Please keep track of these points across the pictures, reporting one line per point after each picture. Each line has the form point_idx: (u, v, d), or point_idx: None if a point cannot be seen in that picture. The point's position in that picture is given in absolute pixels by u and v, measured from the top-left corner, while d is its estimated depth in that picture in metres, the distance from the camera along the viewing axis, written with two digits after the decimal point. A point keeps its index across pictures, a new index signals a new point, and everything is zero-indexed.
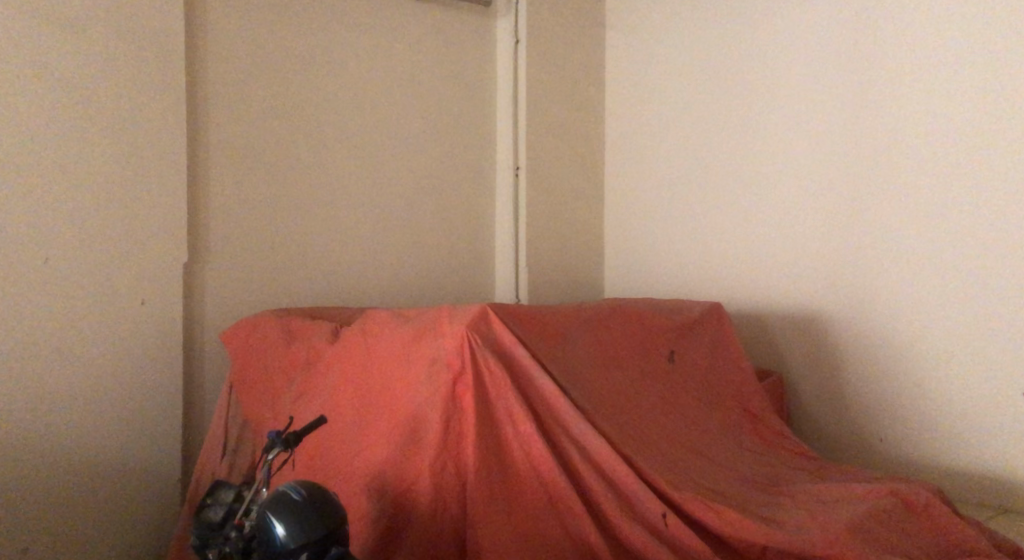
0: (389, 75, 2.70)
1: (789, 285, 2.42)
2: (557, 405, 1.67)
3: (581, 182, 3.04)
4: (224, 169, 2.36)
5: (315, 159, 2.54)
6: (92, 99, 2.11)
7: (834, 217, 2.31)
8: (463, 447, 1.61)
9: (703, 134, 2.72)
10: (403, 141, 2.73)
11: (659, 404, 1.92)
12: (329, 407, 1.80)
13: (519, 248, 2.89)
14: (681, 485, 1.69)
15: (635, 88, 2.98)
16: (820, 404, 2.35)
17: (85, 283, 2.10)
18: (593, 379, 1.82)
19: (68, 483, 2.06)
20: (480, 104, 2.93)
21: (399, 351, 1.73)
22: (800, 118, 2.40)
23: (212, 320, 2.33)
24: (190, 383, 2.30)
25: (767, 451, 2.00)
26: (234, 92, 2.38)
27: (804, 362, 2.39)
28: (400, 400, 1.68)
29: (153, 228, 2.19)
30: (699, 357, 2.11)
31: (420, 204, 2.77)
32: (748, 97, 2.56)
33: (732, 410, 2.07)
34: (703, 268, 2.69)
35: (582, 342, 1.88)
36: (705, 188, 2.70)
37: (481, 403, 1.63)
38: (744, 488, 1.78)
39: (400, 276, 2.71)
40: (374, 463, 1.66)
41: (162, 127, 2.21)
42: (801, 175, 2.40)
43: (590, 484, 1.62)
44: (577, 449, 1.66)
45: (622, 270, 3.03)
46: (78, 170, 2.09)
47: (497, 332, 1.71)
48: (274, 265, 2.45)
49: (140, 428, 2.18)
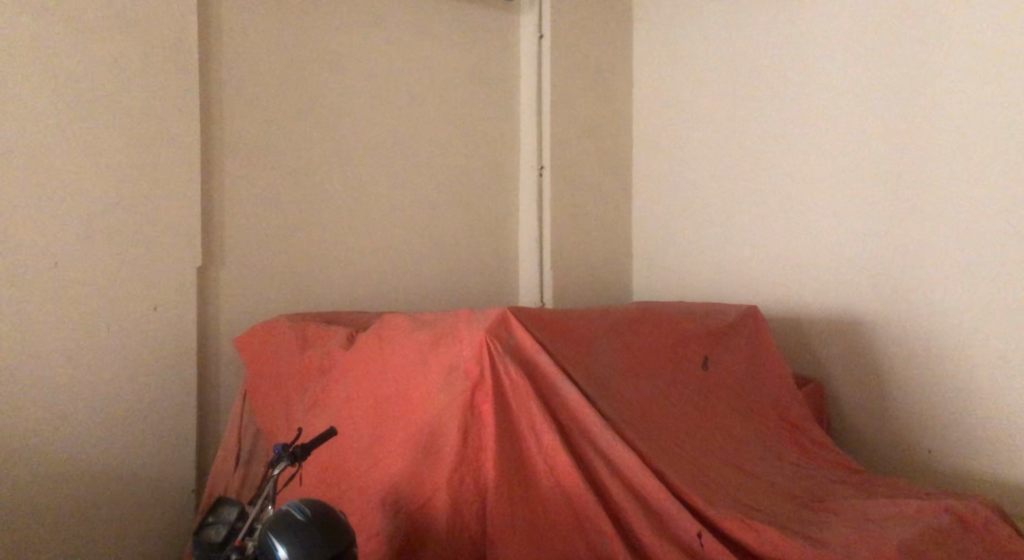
0: (409, 72, 2.62)
1: (829, 285, 2.29)
2: (583, 415, 1.57)
3: (607, 182, 2.94)
4: (240, 171, 2.30)
5: (333, 159, 2.47)
6: (103, 100, 2.05)
7: (874, 214, 2.18)
8: (482, 461, 1.52)
9: (734, 129, 2.60)
10: (424, 139, 2.65)
11: (692, 414, 1.80)
12: (341, 418, 1.71)
13: (543, 249, 2.80)
14: (718, 502, 1.57)
15: (664, 83, 2.88)
16: (862, 412, 2.21)
17: (97, 288, 2.04)
18: (621, 388, 1.71)
19: (81, 494, 2.00)
20: (504, 102, 2.84)
21: (415, 358, 1.64)
22: (836, 111, 2.28)
23: (228, 325, 2.26)
24: (205, 390, 2.23)
25: (808, 464, 1.87)
26: (249, 91, 2.32)
27: (845, 367, 2.25)
28: (416, 410, 1.59)
29: (165, 231, 2.13)
30: (735, 363, 1.98)
31: (442, 204, 2.68)
32: (783, 90, 2.44)
33: (770, 420, 1.95)
34: (736, 269, 2.57)
35: (609, 348, 1.77)
36: (737, 186, 2.58)
37: (502, 414, 1.53)
38: (784, 504, 1.66)
39: (421, 279, 2.62)
40: (389, 477, 1.57)
41: (174, 128, 2.15)
42: (838, 170, 2.27)
43: (619, 500, 1.51)
44: (604, 463, 1.55)
45: (650, 272, 2.93)
46: (89, 172, 2.03)
47: (518, 337, 1.61)
48: (291, 269, 2.38)
49: (154, 438, 2.11)
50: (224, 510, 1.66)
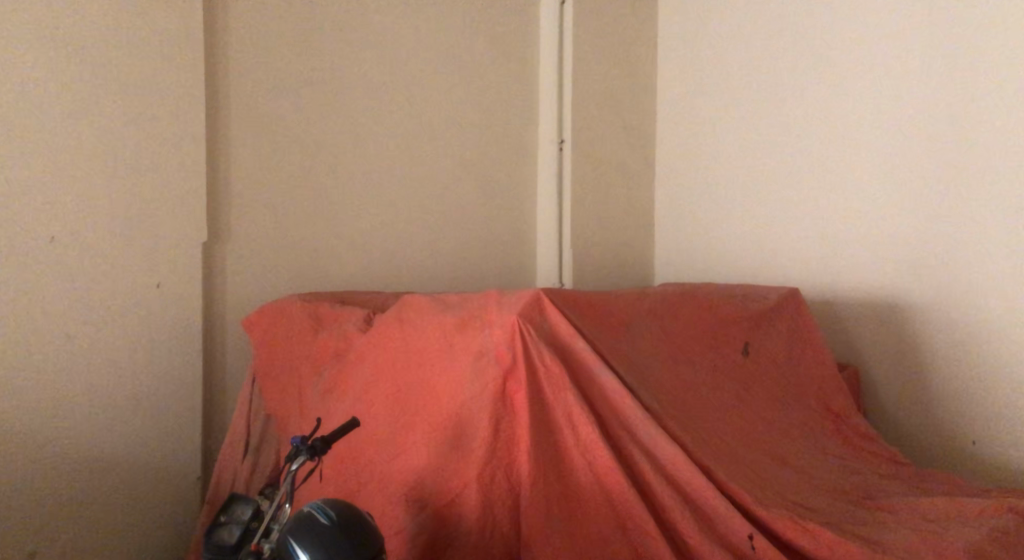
0: (423, 38, 2.47)
1: (867, 268, 2.16)
2: (623, 405, 1.45)
3: (628, 158, 2.81)
4: (246, 141, 2.16)
5: (345, 130, 2.33)
6: (103, 61, 1.91)
7: (916, 192, 2.05)
8: (515, 455, 1.41)
9: (763, 101, 2.46)
10: (439, 110, 2.51)
11: (735, 404, 1.69)
12: (360, 406, 1.59)
13: (563, 227, 2.67)
14: (767, 501, 1.47)
15: (691, 54, 2.74)
16: (902, 401, 2.09)
17: (95, 264, 1.91)
18: (661, 376, 1.59)
19: (82, 483, 1.89)
20: (522, 72, 2.70)
21: (439, 342, 1.51)
22: (874, 84, 2.14)
23: (235, 304, 2.13)
24: (211, 372, 2.11)
25: (855, 458, 1.76)
26: (258, 55, 2.17)
27: (883, 354, 2.13)
28: (442, 399, 1.47)
29: (169, 205, 2.00)
30: (777, 350, 1.86)
31: (458, 179, 2.55)
32: (817, 62, 2.29)
33: (813, 409, 1.83)
34: (763, 251, 2.44)
35: (648, 332, 1.64)
36: (765, 162, 2.45)
37: (536, 405, 1.42)
38: (834, 502, 1.56)
39: (436, 257, 2.50)
40: (413, 470, 1.46)
41: (179, 93, 2.01)
42: (874, 145, 2.14)
43: (663, 498, 1.40)
44: (647, 458, 1.44)
45: (672, 252, 2.81)
46: (85, 141, 1.89)
47: (552, 321, 1.49)
48: (300, 244, 2.25)
49: (158, 425, 2.00)
50: (237, 510, 1.58)
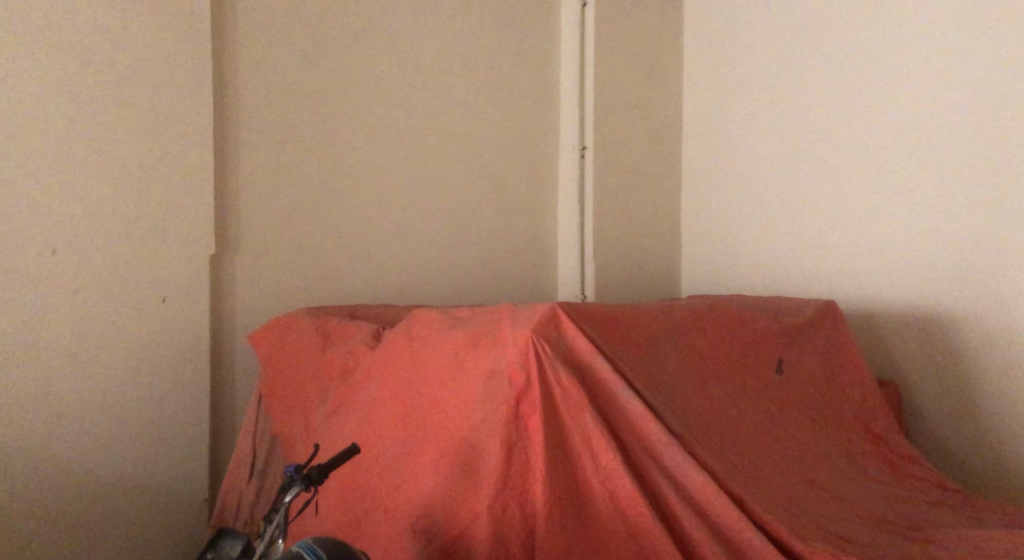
0: (440, 43, 2.39)
1: (908, 278, 2.03)
2: (647, 429, 1.35)
3: (653, 165, 2.70)
4: (257, 149, 2.09)
5: (359, 137, 2.25)
6: (107, 68, 1.85)
7: (962, 198, 1.92)
8: (529, 482, 1.31)
9: (796, 103, 2.34)
10: (457, 116, 2.43)
11: (768, 426, 1.57)
12: (366, 427, 1.49)
13: (585, 236, 2.57)
14: (804, 533, 1.36)
15: (718, 57, 2.64)
16: (948, 421, 1.96)
17: (99, 277, 1.84)
18: (687, 396, 1.48)
19: (83, 503, 1.81)
20: (543, 77, 2.61)
21: (449, 360, 1.42)
22: (915, 85, 2.02)
23: (244, 318, 2.06)
24: (219, 388, 2.03)
25: (900, 483, 1.63)
26: (270, 61, 2.11)
27: (927, 370, 2.00)
28: (451, 421, 1.38)
29: (176, 215, 1.93)
30: (813, 366, 1.73)
31: (476, 187, 2.46)
32: (851, 62, 2.18)
33: (852, 431, 1.70)
34: (795, 261, 2.32)
35: (673, 349, 1.53)
36: (798, 167, 2.33)
37: (552, 430, 1.32)
38: (878, 533, 1.43)
39: (452, 268, 2.41)
40: (421, 498, 1.36)
41: (188, 100, 1.95)
42: (917, 147, 2.01)
43: (691, 530, 1.29)
44: (672, 486, 1.33)
45: (699, 263, 2.69)
46: (90, 150, 1.83)
47: (570, 337, 1.38)
48: (311, 256, 2.17)
49: (163, 446, 1.92)
50: (225, 545, 1.60)
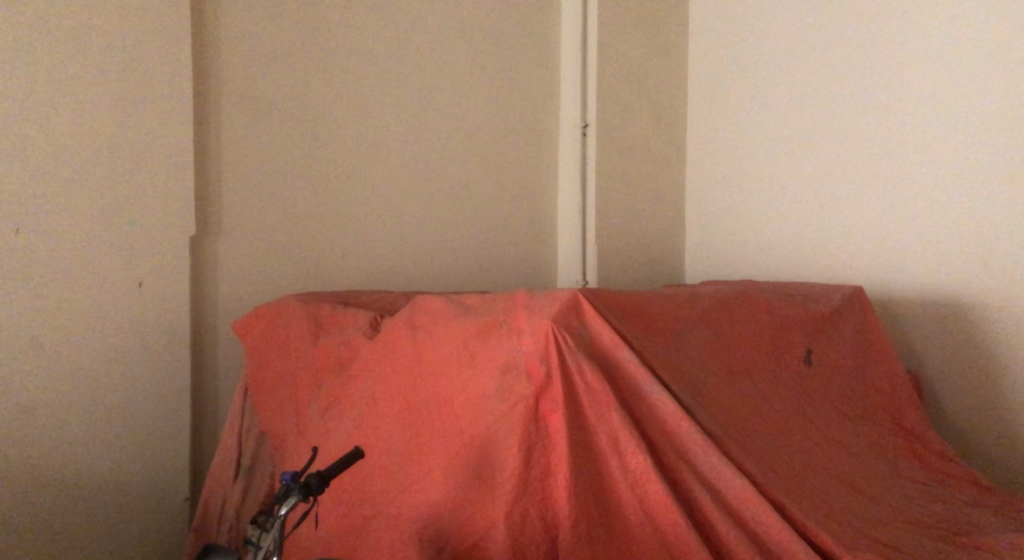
0: (433, 12, 2.24)
1: (928, 263, 1.92)
2: (677, 428, 1.23)
3: (656, 144, 2.57)
4: (238, 121, 1.94)
5: (347, 110, 2.10)
6: (73, 29, 1.67)
7: (989, 177, 1.81)
8: (551, 487, 1.19)
9: (807, 78, 2.22)
10: (451, 90, 2.28)
11: (799, 422, 1.46)
12: (366, 424, 1.37)
13: (586, 217, 2.44)
14: (846, 539, 1.26)
15: (723, 31, 2.51)
16: (970, 415, 1.86)
17: (68, 260, 1.68)
18: (715, 391, 1.37)
19: (54, 505, 1.66)
20: (541, 50, 2.47)
21: (458, 352, 1.28)
22: (938, 57, 1.90)
23: (225, 303, 1.91)
24: (199, 381, 1.88)
25: (936, 480, 1.53)
26: (251, 27, 1.95)
27: (947, 360, 1.90)
28: (463, 419, 1.25)
29: (151, 191, 1.77)
30: (841, 357, 1.62)
31: (472, 165, 2.32)
32: (868, 35, 2.05)
33: (884, 426, 1.60)
34: (805, 246, 2.21)
35: (698, 340, 1.41)
36: (809, 145, 2.20)
37: (575, 429, 1.20)
38: (920, 536, 1.33)
39: (447, 251, 2.27)
40: (429, 503, 1.24)
41: (164, 66, 1.78)
42: (940, 124, 1.90)
43: (728, 540, 1.18)
44: (706, 489, 1.22)
45: (702, 248, 2.58)
46: (54, 120, 1.66)
47: (592, 327, 1.26)
48: (296, 237, 2.02)
49: (141, 443, 1.77)
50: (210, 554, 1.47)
